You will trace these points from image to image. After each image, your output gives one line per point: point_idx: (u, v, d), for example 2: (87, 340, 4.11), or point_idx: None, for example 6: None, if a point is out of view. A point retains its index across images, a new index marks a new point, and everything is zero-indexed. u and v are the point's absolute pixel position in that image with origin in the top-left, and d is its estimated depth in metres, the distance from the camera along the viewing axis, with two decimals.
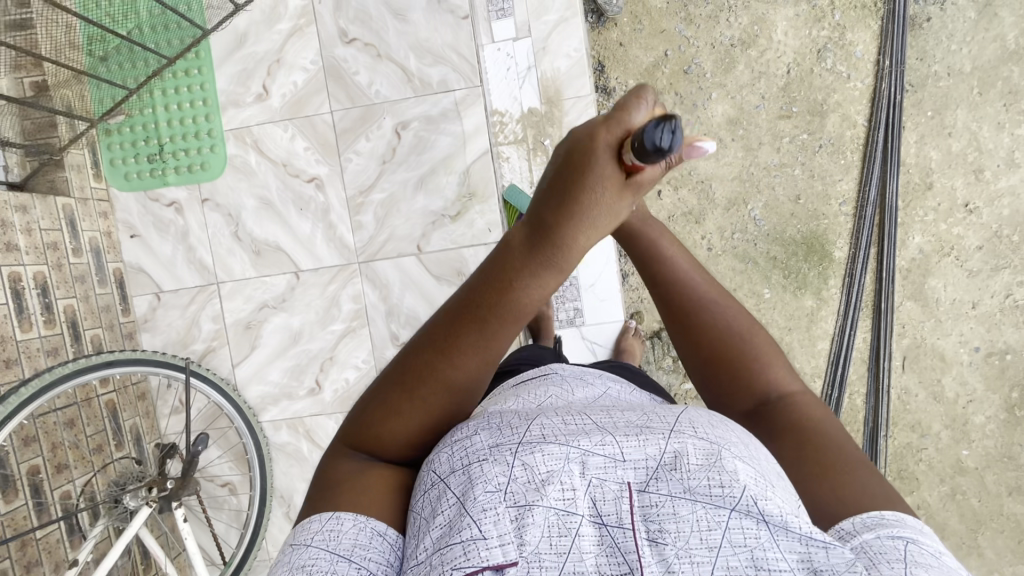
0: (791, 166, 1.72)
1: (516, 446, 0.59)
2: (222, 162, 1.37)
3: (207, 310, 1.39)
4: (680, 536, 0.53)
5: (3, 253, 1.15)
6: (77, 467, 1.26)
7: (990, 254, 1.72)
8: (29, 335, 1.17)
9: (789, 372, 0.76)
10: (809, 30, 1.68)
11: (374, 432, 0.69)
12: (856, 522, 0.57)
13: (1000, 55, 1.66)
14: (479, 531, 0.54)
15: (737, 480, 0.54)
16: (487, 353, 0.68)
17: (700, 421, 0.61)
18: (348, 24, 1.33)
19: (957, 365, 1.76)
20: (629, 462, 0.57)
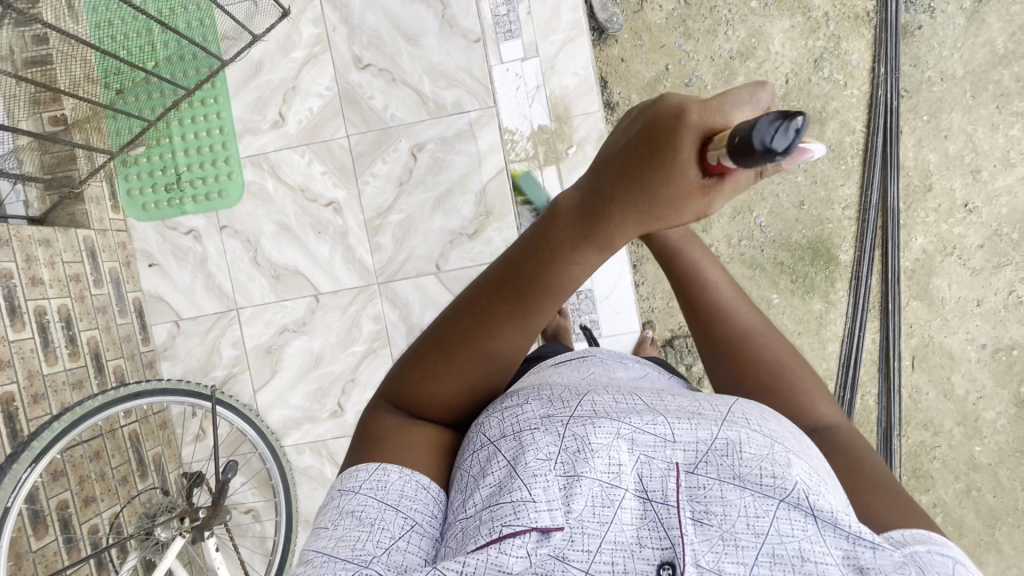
0: (794, 173, 1.76)
1: (567, 419, 0.61)
2: (239, 189, 1.38)
3: (227, 336, 1.39)
4: (726, 519, 0.54)
5: (28, 288, 1.15)
6: (104, 500, 1.26)
7: (992, 252, 1.76)
8: (55, 369, 1.17)
9: (837, 411, 0.74)
10: (806, 41, 1.73)
11: (417, 391, 0.74)
12: (905, 533, 0.54)
13: (990, 59, 1.71)
14: (529, 494, 0.55)
15: (791, 473, 0.55)
16: (522, 327, 0.72)
17: (753, 412, 0.62)
18: (362, 50, 1.36)
19: (965, 363, 1.79)
20: (679, 445, 0.58)
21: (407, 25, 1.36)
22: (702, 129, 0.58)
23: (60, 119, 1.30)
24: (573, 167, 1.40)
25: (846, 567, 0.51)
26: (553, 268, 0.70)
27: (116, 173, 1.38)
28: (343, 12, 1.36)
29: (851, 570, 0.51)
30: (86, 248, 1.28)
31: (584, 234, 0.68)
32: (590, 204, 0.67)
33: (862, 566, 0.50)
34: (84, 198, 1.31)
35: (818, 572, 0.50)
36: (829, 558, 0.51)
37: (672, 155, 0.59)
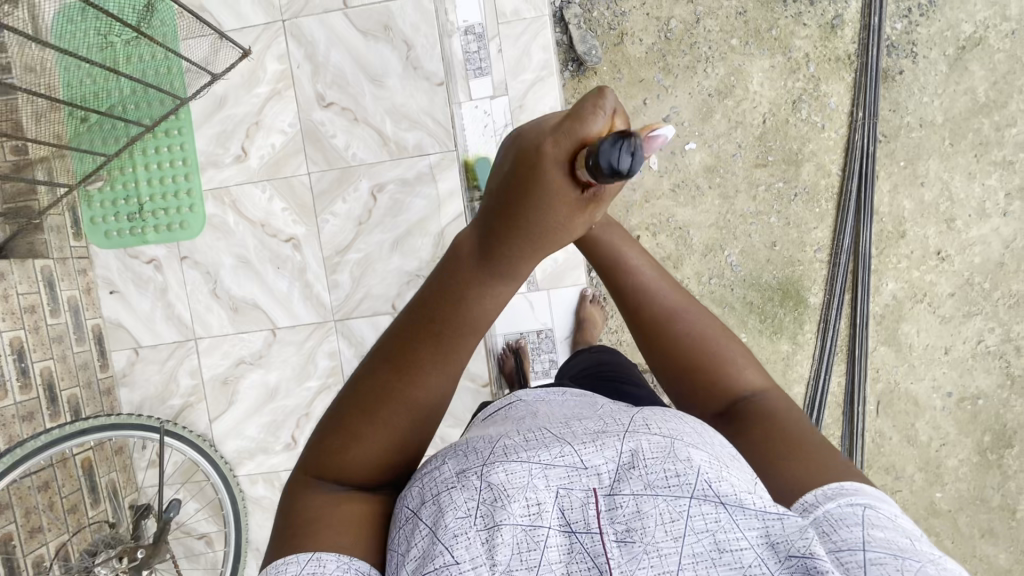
0: (767, 215, 1.75)
1: (480, 468, 0.57)
2: (201, 222, 1.39)
3: (185, 365, 1.41)
4: (647, 532, 0.52)
5: None
6: (51, 530, 1.28)
7: (962, 301, 1.75)
8: (4, 403, 1.18)
9: (756, 369, 0.72)
10: (785, 81, 1.71)
11: (340, 458, 0.66)
12: (818, 493, 0.55)
13: (970, 107, 1.70)
14: (451, 556, 0.52)
15: (692, 465, 0.54)
16: (449, 368, 0.66)
17: (653, 418, 0.61)
18: (325, 88, 1.36)
19: (930, 410, 1.79)
20: (591, 469, 0.55)
21: (371, 65, 1.36)
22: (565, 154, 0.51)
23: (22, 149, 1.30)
24: None
25: (761, 546, 0.51)
26: (461, 307, 0.63)
27: (80, 201, 1.40)
28: (309, 48, 1.36)
29: (765, 548, 0.51)
30: (42, 280, 1.29)
31: (482, 263, 0.60)
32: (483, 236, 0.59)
33: (773, 540, 0.51)
34: (44, 227, 1.32)
35: (737, 560, 0.50)
36: (744, 542, 0.51)
37: (547, 184, 0.52)
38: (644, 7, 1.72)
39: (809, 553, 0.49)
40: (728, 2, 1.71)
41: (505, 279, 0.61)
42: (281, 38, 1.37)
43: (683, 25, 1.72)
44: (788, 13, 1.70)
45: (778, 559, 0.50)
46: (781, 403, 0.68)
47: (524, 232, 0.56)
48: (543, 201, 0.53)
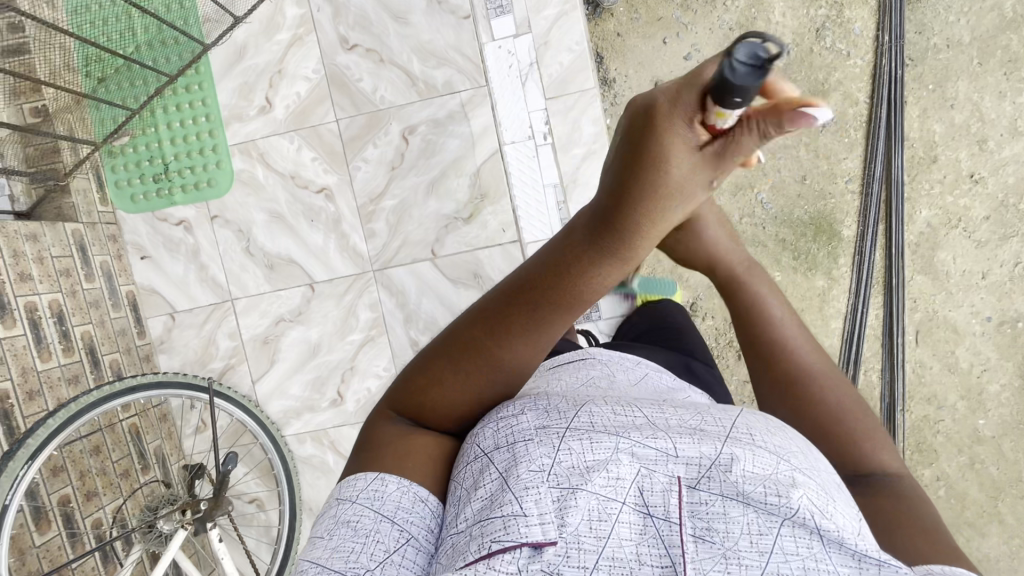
0: (796, 147, 1.72)
1: (562, 430, 0.58)
2: (228, 177, 1.36)
3: (223, 327, 1.38)
4: (729, 537, 0.52)
5: (17, 283, 1.15)
6: (106, 494, 1.27)
7: (998, 224, 1.73)
8: (49, 364, 1.17)
9: (892, 454, 0.71)
10: (807, 9, 1.67)
11: (419, 398, 0.69)
12: (945, 570, 0.54)
13: (998, 24, 1.66)
14: (520, 507, 0.53)
15: (797, 491, 0.53)
16: (536, 337, 0.66)
17: (757, 427, 0.60)
18: (348, 31, 1.32)
19: (969, 336, 1.77)
20: (681, 458, 0.56)
21: (393, 3, 1.32)
22: (684, 110, 0.56)
23: (42, 110, 1.28)
24: (568, 144, 1.35)
25: None
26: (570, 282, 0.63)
27: (102, 164, 1.37)
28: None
29: None
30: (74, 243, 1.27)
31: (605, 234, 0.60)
32: (600, 210, 0.61)
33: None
34: (70, 190, 1.30)
35: None
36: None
37: (664, 150, 0.56)
38: None
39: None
40: None
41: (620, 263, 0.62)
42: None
43: None
44: None
45: None
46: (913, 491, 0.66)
47: (643, 207, 0.59)
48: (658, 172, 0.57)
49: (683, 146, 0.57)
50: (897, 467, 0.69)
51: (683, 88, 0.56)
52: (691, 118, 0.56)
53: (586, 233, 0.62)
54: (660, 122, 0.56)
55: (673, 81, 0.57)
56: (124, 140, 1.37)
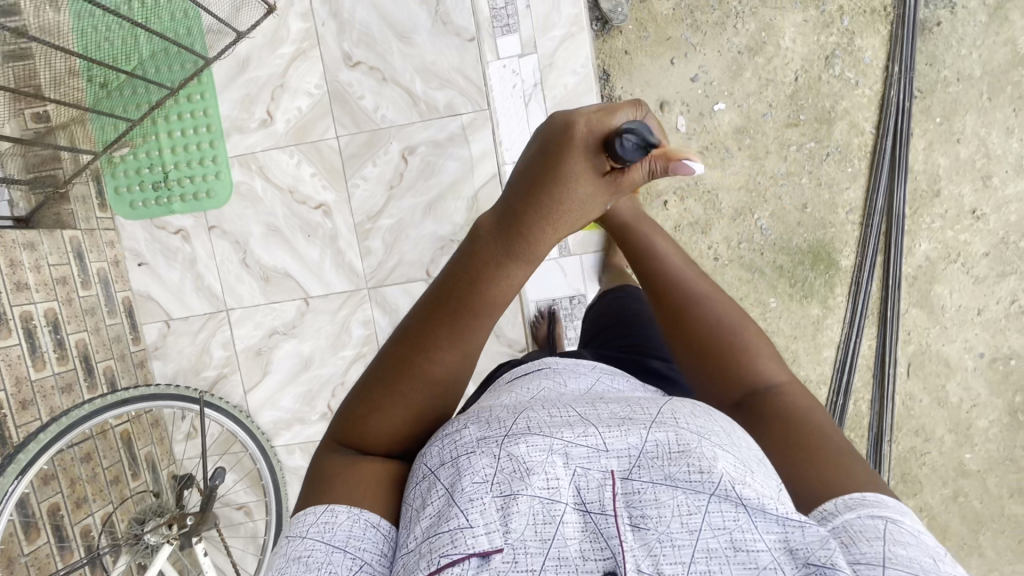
0: (798, 175, 1.71)
1: (501, 438, 0.61)
2: (227, 189, 1.37)
3: (217, 337, 1.40)
4: (662, 520, 0.56)
5: (14, 293, 1.16)
6: (95, 501, 1.31)
7: (996, 260, 1.72)
8: (43, 373, 1.19)
9: (779, 367, 0.78)
10: (818, 36, 1.65)
11: (360, 427, 0.74)
12: (839, 503, 0.61)
13: (1010, 59, 1.64)
14: (466, 519, 0.56)
15: (716, 467, 0.57)
16: (463, 344, 0.76)
17: (680, 413, 0.64)
18: (353, 48, 1.32)
19: (961, 371, 1.78)
20: (612, 452, 0.60)
21: (398, 21, 1.32)
22: (592, 140, 0.77)
23: (44, 116, 1.27)
24: None
25: (778, 550, 0.54)
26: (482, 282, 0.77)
27: (102, 170, 1.38)
28: (333, 7, 1.33)
29: (783, 553, 0.53)
30: (72, 251, 1.29)
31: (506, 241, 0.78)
32: (505, 208, 0.81)
33: (792, 547, 0.54)
34: (70, 198, 1.32)
35: (751, 559, 0.53)
36: (760, 543, 0.54)
37: (574, 161, 0.77)
38: None
39: (829, 563, 0.52)
40: None
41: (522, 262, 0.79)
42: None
43: None
44: None
45: (795, 564, 0.53)
46: (800, 399, 0.73)
47: (542, 219, 0.78)
48: (568, 177, 0.78)
49: (587, 166, 0.78)
50: (785, 376, 0.77)
51: (596, 120, 0.77)
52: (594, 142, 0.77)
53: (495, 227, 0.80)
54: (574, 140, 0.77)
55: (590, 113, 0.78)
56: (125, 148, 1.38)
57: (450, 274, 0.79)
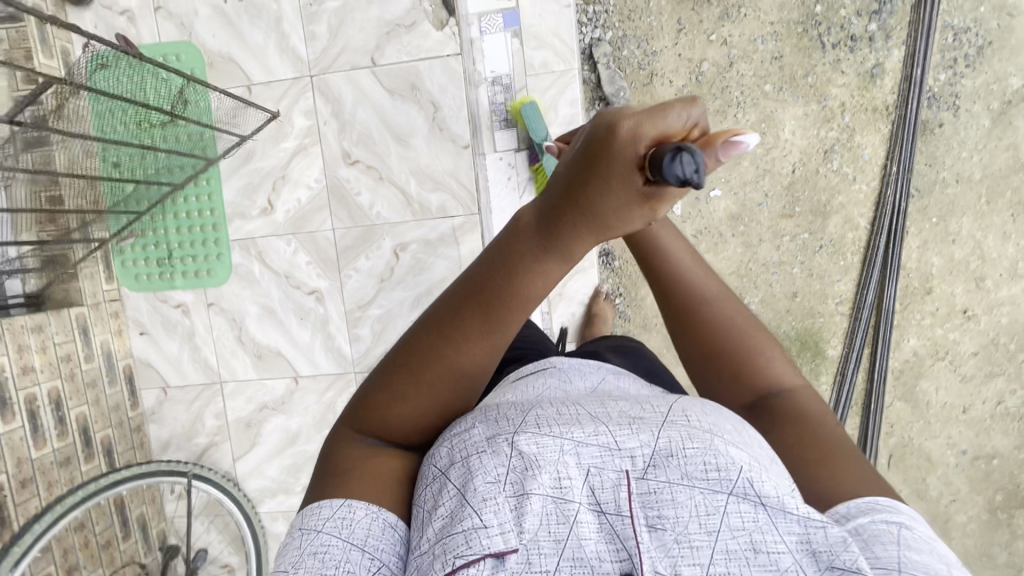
0: (790, 265, 1.73)
1: (510, 434, 0.59)
2: (227, 270, 1.51)
3: (211, 407, 1.57)
4: (679, 522, 0.55)
5: (21, 377, 1.29)
6: (88, 566, 1.44)
7: (985, 360, 1.72)
8: (43, 451, 1.32)
9: (789, 368, 0.79)
10: (818, 130, 1.67)
11: (376, 415, 0.71)
12: (851, 507, 0.60)
13: (1011, 164, 1.63)
14: (480, 519, 0.55)
15: (734, 464, 0.56)
16: (492, 340, 0.70)
17: (693, 409, 0.62)
18: (352, 146, 1.42)
19: (941, 467, 1.78)
20: (625, 451, 0.58)
21: (398, 124, 1.40)
22: (637, 150, 0.56)
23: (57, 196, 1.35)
24: None
25: (800, 553, 0.53)
26: (516, 280, 0.67)
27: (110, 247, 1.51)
28: (335, 107, 1.42)
29: (805, 556, 0.53)
30: (77, 327, 1.44)
31: (542, 245, 0.66)
32: (544, 215, 0.65)
33: (815, 550, 0.53)
34: (79, 275, 1.46)
35: (771, 561, 0.53)
36: (783, 546, 0.53)
37: (612, 176, 0.58)
38: (676, 47, 1.67)
39: (853, 568, 0.52)
40: (764, 46, 1.65)
41: (561, 261, 0.66)
42: (308, 93, 1.43)
43: (716, 68, 1.67)
44: (827, 59, 1.64)
45: (817, 567, 0.52)
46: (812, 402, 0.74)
47: (582, 224, 0.63)
48: (600, 187, 0.59)
49: (629, 180, 0.58)
50: (797, 381, 0.77)
51: (645, 119, 0.56)
52: (643, 149, 0.57)
53: (532, 228, 0.66)
54: (613, 149, 0.56)
55: (637, 108, 0.57)
56: (133, 234, 1.51)
57: (488, 261, 0.70)
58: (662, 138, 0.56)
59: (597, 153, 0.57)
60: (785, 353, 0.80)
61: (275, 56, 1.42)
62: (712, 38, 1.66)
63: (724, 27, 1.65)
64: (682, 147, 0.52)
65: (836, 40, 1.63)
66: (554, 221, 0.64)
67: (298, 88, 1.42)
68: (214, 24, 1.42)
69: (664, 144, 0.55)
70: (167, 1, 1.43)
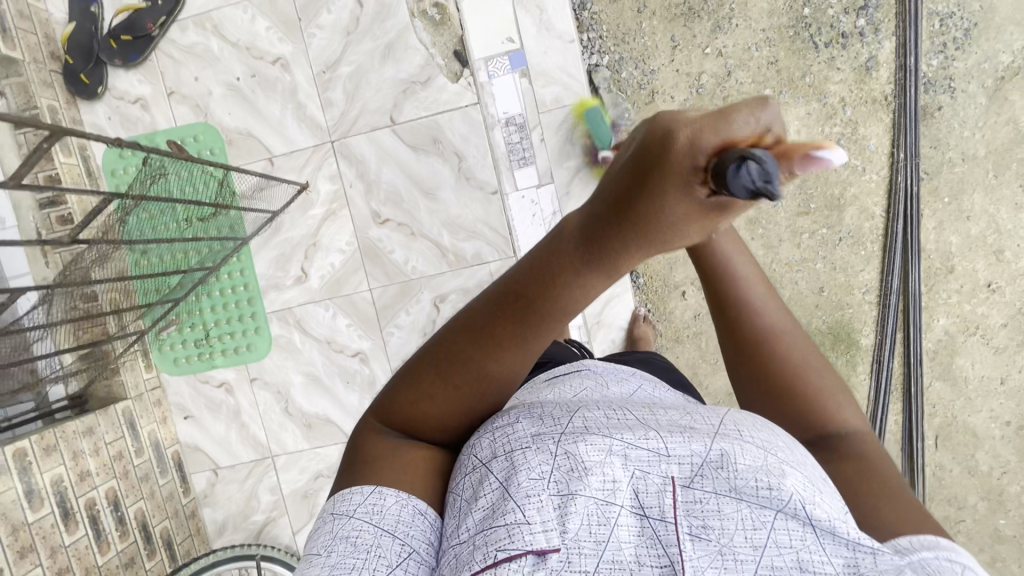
0: (813, 261, 1.74)
1: (557, 436, 0.58)
2: (267, 341, 1.65)
3: (264, 483, 1.66)
4: (724, 533, 0.52)
5: (80, 482, 1.41)
6: None
7: (1016, 330, 1.73)
8: (108, 555, 1.43)
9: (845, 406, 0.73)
10: (822, 127, 1.70)
11: (410, 411, 0.69)
12: (912, 540, 0.54)
13: (1013, 137, 1.67)
14: (523, 515, 0.53)
15: (787, 483, 0.53)
16: (524, 348, 0.67)
17: (745, 424, 0.60)
18: (381, 206, 1.59)
19: (989, 440, 1.78)
20: (673, 457, 0.56)
21: (425, 180, 1.57)
22: (697, 158, 0.52)
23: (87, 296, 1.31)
24: None
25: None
26: (552, 292, 0.64)
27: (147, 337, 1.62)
28: (359, 168, 1.59)
29: None
30: (124, 423, 1.55)
31: (586, 258, 0.62)
32: (590, 224, 0.62)
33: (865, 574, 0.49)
34: (121, 370, 1.57)
35: None
36: (831, 567, 0.50)
37: (666, 188, 0.54)
38: (673, 63, 1.70)
39: None
40: (759, 53, 1.68)
41: (602, 275, 0.63)
42: (330, 157, 1.60)
43: (715, 79, 1.70)
44: (821, 58, 1.68)
45: None
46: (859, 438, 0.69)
47: (629, 237, 0.59)
48: (654, 200, 0.55)
49: (686, 190, 0.54)
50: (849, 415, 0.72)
51: (704, 128, 0.51)
52: (702, 162, 0.52)
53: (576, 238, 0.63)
54: (670, 159, 0.53)
55: (698, 117, 0.53)
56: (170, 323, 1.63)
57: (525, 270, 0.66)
58: (728, 146, 0.51)
59: (654, 163, 0.54)
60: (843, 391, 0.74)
61: (294, 125, 1.60)
62: (708, 50, 1.69)
63: (718, 39, 1.69)
64: (750, 156, 0.49)
65: (828, 39, 1.67)
66: (603, 234, 0.60)
67: (322, 155, 1.59)
68: (230, 102, 1.62)
69: (732, 155, 0.50)
70: (180, 87, 1.63)
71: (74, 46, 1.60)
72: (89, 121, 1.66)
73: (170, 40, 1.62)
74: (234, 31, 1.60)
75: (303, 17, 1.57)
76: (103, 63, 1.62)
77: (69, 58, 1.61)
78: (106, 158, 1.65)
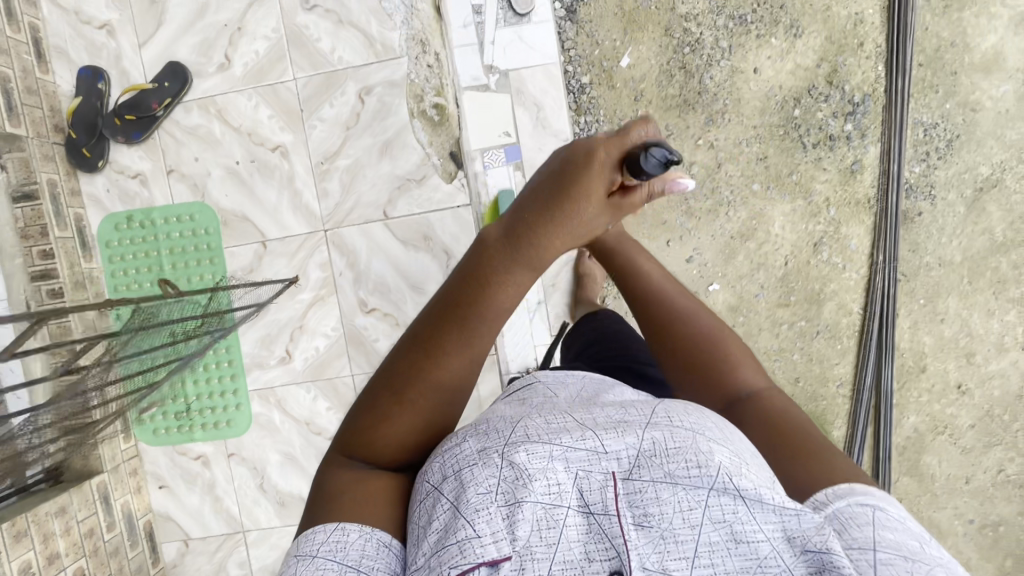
0: (790, 351, 1.78)
1: (501, 448, 0.61)
2: (247, 418, 1.72)
3: (233, 556, 1.74)
4: (664, 517, 0.56)
5: (49, 565, 1.48)
6: None
7: (982, 432, 1.78)
8: None
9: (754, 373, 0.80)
10: (806, 224, 1.75)
11: (368, 438, 0.72)
12: (828, 493, 0.61)
13: (988, 246, 1.73)
14: (473, 530, 0.56)
15: (712, 459, 0.58)
16: (471, 353, 0.76)
17: (676, 412, 0.64)
18: (368, 295, 1.68)
19: (952, 536, 1.82)
20: (611, 454, 0.60)
21: (412, 275, 1.67)
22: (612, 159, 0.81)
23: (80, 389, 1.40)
24: None
25: (777, 538, 0.55)
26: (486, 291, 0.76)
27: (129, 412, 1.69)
28: (350, 258, 1.68)
29: (781, 540, 0.55)
30: (98, 498, 1.62)
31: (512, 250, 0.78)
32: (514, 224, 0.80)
33: (790, 535, 0.55)
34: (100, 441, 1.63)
35: (752, 550, 0.55)
36: (761, 534, 0.55)
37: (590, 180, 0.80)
38: None
39: (825, 549, 0.54)
40: (749, 148, 1.73)
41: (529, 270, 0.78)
42: (322, 245, 1.69)
43: (705, 169, 1.74)
44: (808, 158, 1.73)
45: (793, 551, 0.54)
46: (778, 402, 0.74)
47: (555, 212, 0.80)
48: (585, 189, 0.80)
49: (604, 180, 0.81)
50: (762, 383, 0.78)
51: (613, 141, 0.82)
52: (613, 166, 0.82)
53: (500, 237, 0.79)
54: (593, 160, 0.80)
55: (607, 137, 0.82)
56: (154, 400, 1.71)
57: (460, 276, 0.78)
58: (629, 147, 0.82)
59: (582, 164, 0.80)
60: (753, 358, 0.82)
61: (289, 213, 1.69)
62: (700, 142, 1.73)
63: (710, 133, 1.73)
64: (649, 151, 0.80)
65: (816, 140, 1.72)
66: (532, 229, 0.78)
67: (315, 243, 1.68)
68: (228, 185, 1.70)
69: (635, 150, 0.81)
70: (181, 166, 1.70)
71: (78, 119, 1.67)
72: (88, 191, 1.73)
73: (174, 120, 1.70)
74: (238, 116, 1.68)
75: (306, 109, 1.67)
76: (105, 138, 1.70)
77: (72, 132, 1.68)
78: (101, 230, 1.73)
